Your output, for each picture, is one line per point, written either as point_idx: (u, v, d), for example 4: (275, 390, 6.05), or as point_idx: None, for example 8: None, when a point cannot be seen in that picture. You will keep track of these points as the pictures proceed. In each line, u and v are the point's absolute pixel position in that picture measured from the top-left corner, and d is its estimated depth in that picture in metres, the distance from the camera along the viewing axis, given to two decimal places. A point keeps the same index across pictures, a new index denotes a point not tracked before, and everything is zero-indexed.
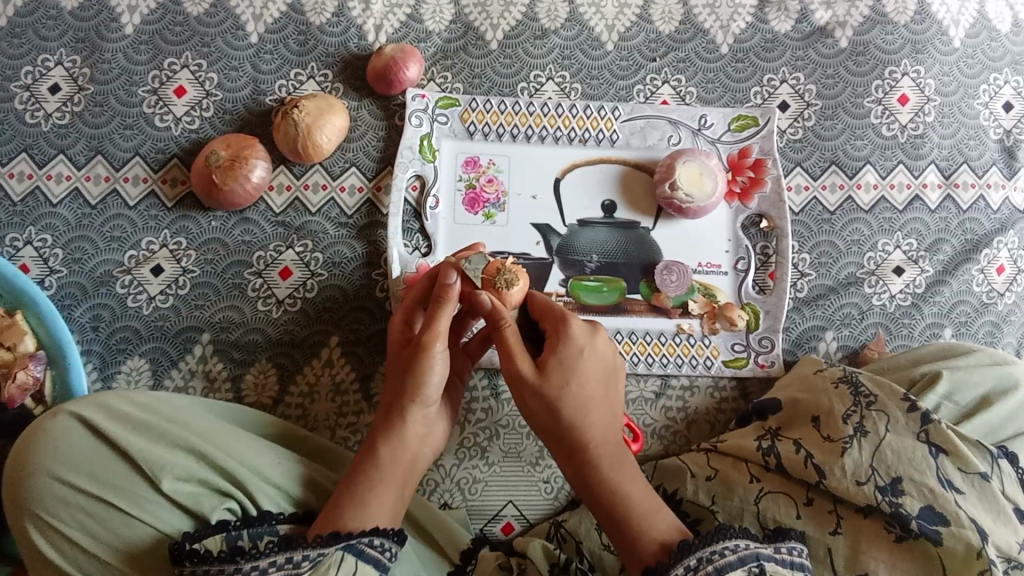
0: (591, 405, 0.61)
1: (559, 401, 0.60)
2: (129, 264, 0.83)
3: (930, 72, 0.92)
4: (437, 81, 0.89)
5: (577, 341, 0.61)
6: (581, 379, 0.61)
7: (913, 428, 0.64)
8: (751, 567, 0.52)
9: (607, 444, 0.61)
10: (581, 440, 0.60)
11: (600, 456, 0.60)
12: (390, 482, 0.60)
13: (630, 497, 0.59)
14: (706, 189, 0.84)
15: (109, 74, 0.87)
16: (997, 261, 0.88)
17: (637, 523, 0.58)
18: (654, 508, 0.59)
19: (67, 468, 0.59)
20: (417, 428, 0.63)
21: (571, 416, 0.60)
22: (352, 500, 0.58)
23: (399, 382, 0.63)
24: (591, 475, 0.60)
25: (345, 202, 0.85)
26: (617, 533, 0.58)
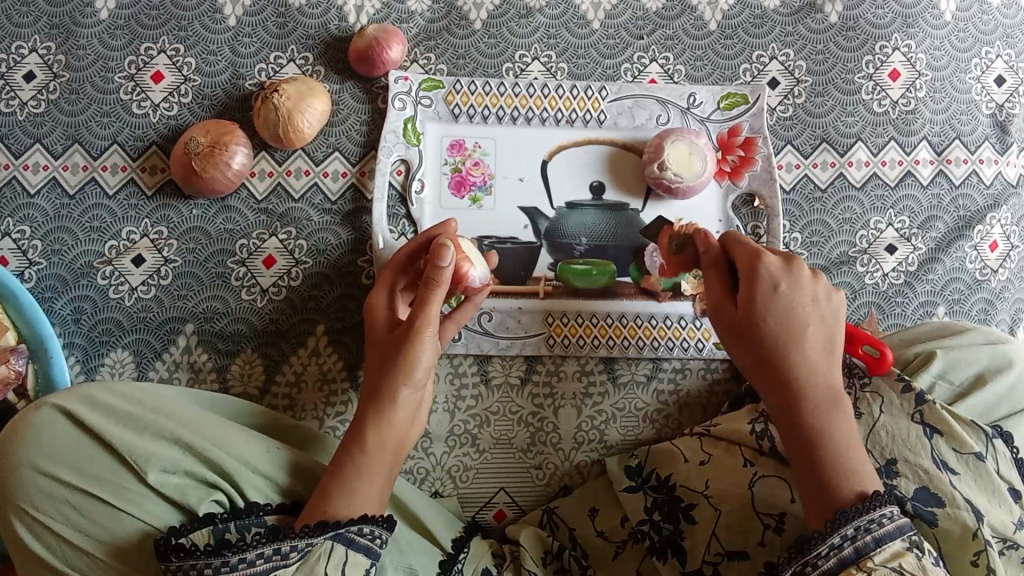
0: (802, 345, 0.59)
1: (761, 339, 0.59)
2: (109, 255, 0.81)
3: (921, 46, 0.90)
4: (420, 63, 0.87)
5: (769, 277, 0.60)
6: (800, 320, 0.59)
7: (908, 409, 0.64)
8: None
9: (812, 386, 0.59)
10: (794, 381, 0.58)
11: (805, 399, 0.58)
12: (377, 468, 0.58)
13: (830, 448, 0.57)
14: (694, 169, 0.83)
15: (84, 61, 0.85)
16: (990, 237, 0.88)
17: (836, 473, 0.56)
18: (855, 459, 0.57)
19: (52, 461, 0.58)
20: (403, 411, 0.61)
21: (798, 354, 0.59)
22: (341, 486, 0.57)
23: (386, 363, 0.61)
24: (795, 417, 0.59)
25: (328, 187, 0.84)
26: (812, 484, 0.57)
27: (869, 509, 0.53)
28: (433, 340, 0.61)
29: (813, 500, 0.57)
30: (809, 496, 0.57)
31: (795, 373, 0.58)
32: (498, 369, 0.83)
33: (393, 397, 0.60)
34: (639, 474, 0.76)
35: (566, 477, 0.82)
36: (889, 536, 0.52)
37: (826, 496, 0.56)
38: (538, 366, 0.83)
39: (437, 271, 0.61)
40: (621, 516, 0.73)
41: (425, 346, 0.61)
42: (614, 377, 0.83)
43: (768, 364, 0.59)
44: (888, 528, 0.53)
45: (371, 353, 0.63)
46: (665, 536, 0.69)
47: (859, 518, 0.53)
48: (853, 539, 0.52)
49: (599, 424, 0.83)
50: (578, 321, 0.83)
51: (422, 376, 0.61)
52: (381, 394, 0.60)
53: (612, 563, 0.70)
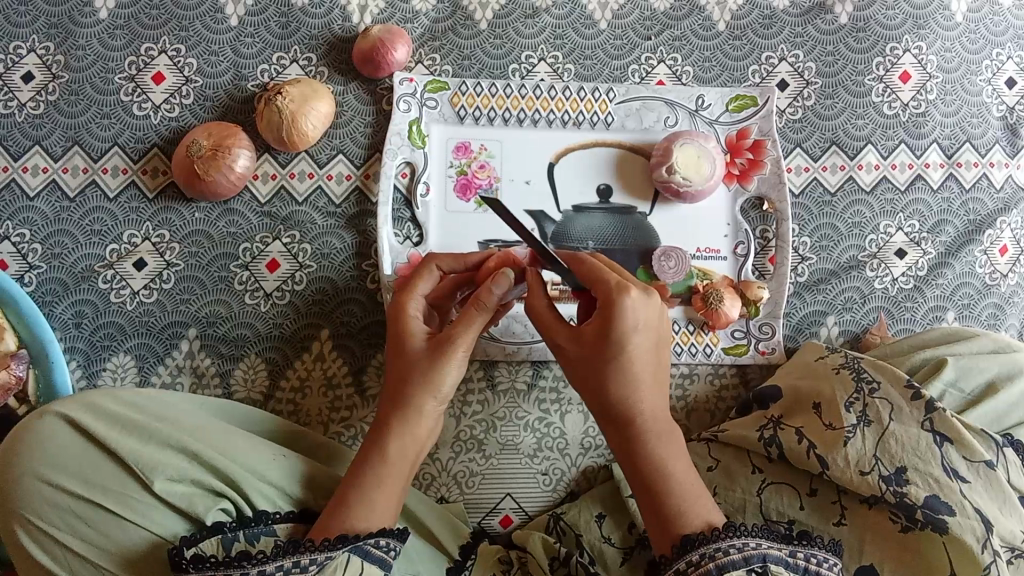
0: (643, 379, 0.57)
1: (607, 377, 0.56)
2: (110, 259, 0.80)
3: (931, 48, 0.90)
4: (425, 64, 0.86)
5: (633, 318, 0.55)
6: (638, 353, 0.56)
7: (917, 417, 0.63)
8: (755, 568, 0.50)
9: (648, 415, 0.57)
10: (627, 414, 0.57)
11: (643, 431, 0.57)
12: (396, 479, 0.58)
13: (671, 474, 0.56)
14: (704, 173, 0.82)
15: (84, 61, 0.84)
16: (1000, 242, 0.87)
17: (676, 501, 0.55)
18: (692, 488, 0.56)
19: (56, 471, 0.57)
20: (423, 425, 0.59)
21: (637, 383, 0.57)
22: (359, 496, 0.56)
23: (406, 379, 0.59)
24: (639, 449, 0.57)
25: (332, 190, 0.83)
26: (651, 513, 0.56)
27: (719, 538, 0.52)
28: (460, 362, 0.60)
29: (655, 531, 0.55)
30: (654, 525, 0.56)
31: (627, 406, 0.57)
32: (504, 374, 0.82)
33: (419, 410, 0.59)
34: None
35: (572, 483, 0.81)
36: (732, 564, 0.50)
37: (665, 524, 0.55)
38: (546, 372, 0.83)
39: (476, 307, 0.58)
40: (629, 522, 0.72)
41: (452, 364, 0.59)
42: None
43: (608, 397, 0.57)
44: (734, 557, 0.51)
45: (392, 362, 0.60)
46: None
47: (705, 546, 0.52)
48: (696, 565, 0.51)
49: None
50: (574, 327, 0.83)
51: (447, 392, 0.60)
52: (403, 408, 0.59)
53: (620, 568, 0.69)
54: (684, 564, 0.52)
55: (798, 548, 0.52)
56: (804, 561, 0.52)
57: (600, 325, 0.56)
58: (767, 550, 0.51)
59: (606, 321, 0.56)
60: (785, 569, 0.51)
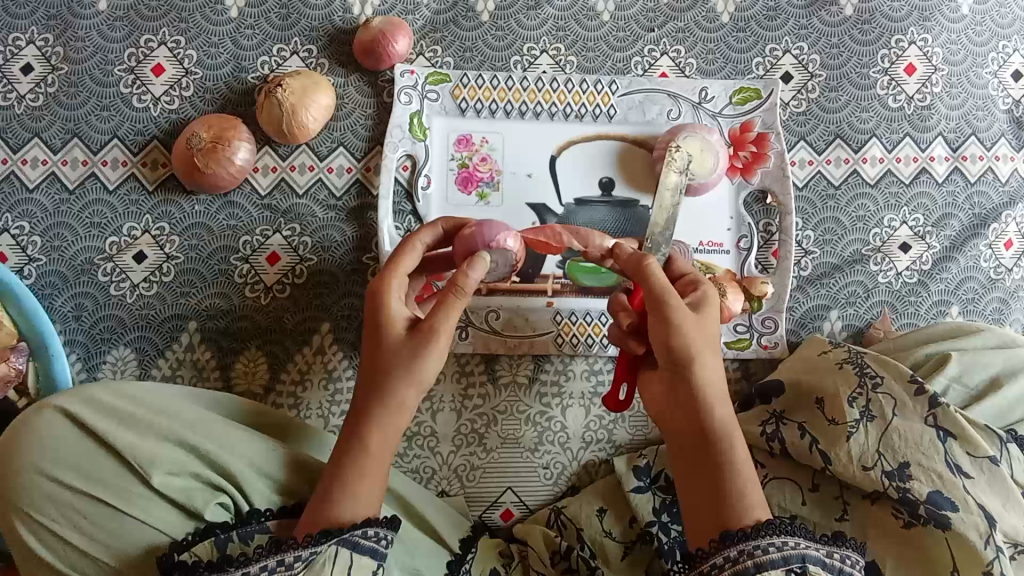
0: (716, 369, 0.57)
1: (702, 352, 0.56)
2: (109, 252, 0.80)
3: (937, 40, 0.89)
4: (427, 55, 0.85)
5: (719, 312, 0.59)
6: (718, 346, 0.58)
7: (922, 412, 0.63)
8: (794, 568, 0.48)
9: (725, 403, 0.57)
10: (711, 393, 0.56)
11: (720, 416, 0.56)
12: (377, 468, 0.56)
13: (735, 464, 0.54)
14: (708, 165, 0.81)
15: (83, 53, 0.83)
16: (1005, 236, 0.86)
17: (740, 489, 0.53)
18: (754, 484, 0.54)
19: (55, 464, 0.57)
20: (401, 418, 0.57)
21: (717, 371, 0.57)
22: (341, 489, 0.54)
23: (390, 360, 0.56)
24: (711, 432, 0.55)
25: (333, 183, 0.82)
26: (707, 503, 0.53)
27: (758, 535, 0.50)
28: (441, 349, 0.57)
29: (713, 515, 0.52)
30: (709, 509, 0.53)
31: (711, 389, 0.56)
32: (505, 368, 0.82)
33: (399, 400, 0.56)
34: (647, 474, 0.73)
35: (573, 477, 0.81)
36: (772, 563, 0.49)
37: (728, 509, 0.52)
38: (547, 366, 0.83)
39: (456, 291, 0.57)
40: (630, 517, 0.72)
41: (433, 353, 0.56)
42: None
43: (700, 375, 0.56)
44: (774, 557, 0.49)
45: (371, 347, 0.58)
46: (675, 538, 0.67)
47: (745, 543, 0.49)
48: (735, 561, 0.49)
49: (608, 424, 0.82)
50: (570, 319, 0.83)
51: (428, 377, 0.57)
52: (381, 397, 0.56)
53: (620, 564, 0.68)
54: (721, 559, 0.49)
55: (834, 549, 0.51)
56: (840, 562, 0.50)
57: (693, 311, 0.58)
58: (806, 549, 0.49)
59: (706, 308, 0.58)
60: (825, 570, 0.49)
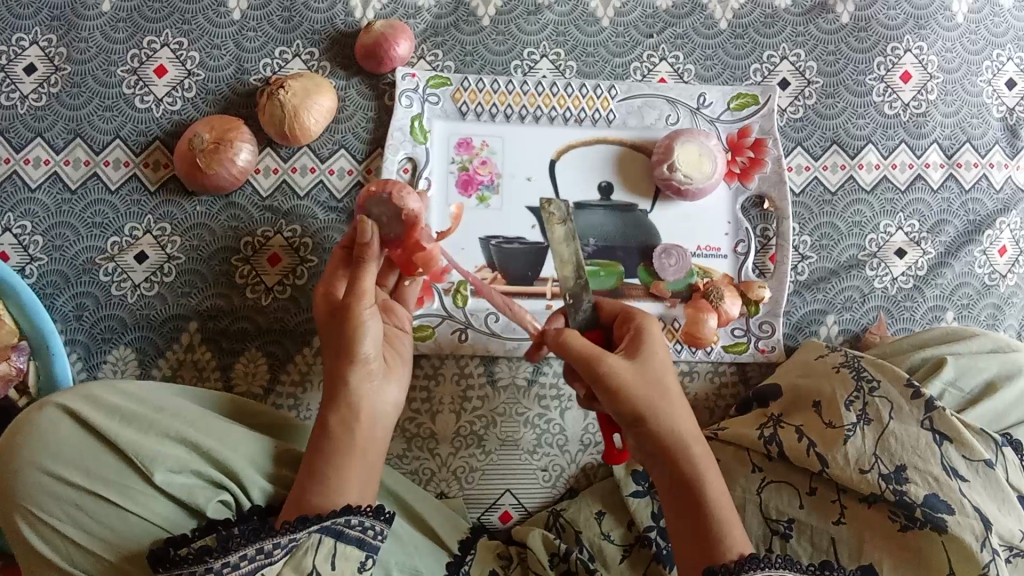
0: (678, 406, 0.57)
1: (658, 398, 0.56)
2: (111, 252, 0.80)
3: (933, 48, 0.90)
4: (428, 59, 0.86)
5: (661, 348, 0.60)
6: (672, 381, 0.58)
7: (917, 415, 0.64)
8: None
9: (696, 442, 0.57)
10: (676, 441, 0.56)
11: (691, 459, 0.56)
12: (347, 453, 0.55)
13: (713, 503, 0.55)
14: (705, 170, 0.82)
15: (86, 54, 0.83)
16: (999, 242, 0.87)
17: (723, 529, 0.54)
18: (735, 522, 0.54)
19: (56, 461, 0.57)
20: (361, 407, 0.57)
21: (676, 411, 0.57)
22: (311, 476, 0.54)
23: (334, 351, 0.58)
24: (683, 479, 0.55)
25: (334, 184, 0.83)
26: (694, 548, 0.54)
27: (742, 570, 0.51)
28: (374, 315, 0.59)
29: (701, 562, 0.53)
30: (697, 556, 0.54)
31: (676, 434, 0.56)
32: (505, 370, 0.82)
33: (344, 380, 0.57)
34: (646, 478, 0.74)
35: (571, 480, 0.81)
36: None
37: (714, 553, 0.53)
38: (545, 368, 0.83)
39: (364, 249, 0.60)
40: (628, 520, 0.73)
41: (361, 323, 0.58)
42: None
43: (661, 426, 0.56)
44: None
45: (324, 338, 0.60)
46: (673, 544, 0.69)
47: None
48: None
49: None
50: None
51: (367, 352, 0.58)
52: (334, 382, 0.58)
53: (620, 566, 0.69)
54: None
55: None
56: None
57: (633, 350, 0.59)
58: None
59: (643, 349, 0.59)
60: None
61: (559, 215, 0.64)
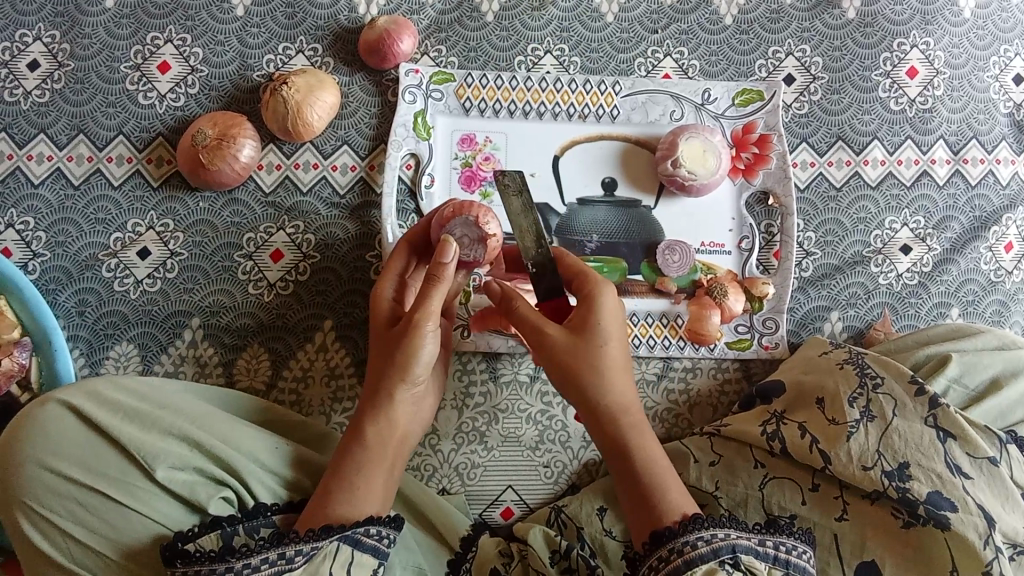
0: (614, 374, 0.59)
1: (591, 368, 0.58)
2: (114, 248, 0.80)
3: (939, 44, 0.89)
4: (431, 55, 0.85)
5: (607, 314, 0.59)
6: (614, 348, 0.59)
7: (921, 412, 0.63)
8: (724, 558, 0.52)
9: (626, 411, 0.59)
10: (610, 409, 0.59)
11: (624, 425, 0.59)
12: (379, 467, 0.57)
13: (652, 468, 0.58)
14: (709, 166, 0.81)
15: (89, 50, 0.83)
16: (1006, 238, 0.86)
17: (661, 493, 0.57)
18: (674, 487, 0.57)
19: (59, 458, 0.57)
20: (394, 421, 0.59)
21: (610, 378, 0.58)
22: (341, 485, 0.56)
23: (384, 362, 0.59)
24: (616, 442, 0.58)
25: (337, 181, 0.83)
26: (632, 507, 0.57)
27: (686, 532, 0.53)
28: (434, 333, 0.59)
29: (637, 521, 0.57)
30: (631, 514, 0.57)
31: (608, 401, 0.58)
32: (507, 367, 0.82)
33: (390, 393, 0.58)
34: None
35: (574, 476, 0.81)
36: (703, 558, 0.52)
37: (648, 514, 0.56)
38: None
39: (439, 267, 0.57)
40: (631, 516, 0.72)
41: (423, 341, 0.58)
42: None
43: (595, 393, 0.58)
44: (703, 550, 0.52)
45: (375, 342, 0.61)
46: None
47: (671, 543, 0.53)
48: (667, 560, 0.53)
49: None
50: None
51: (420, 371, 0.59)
52: (380, 392, 0.59)
53: (621, 564, 0.70)
54: (655, 561, 0.53)
55: (766, 538, 0.55)
56: (773, 549, 0.54)
57: (575, 318, 0.59)
58: (735, 540, 0.53)
59: (586, 317, 0.59)
60: (755, 558, 0.53)
61: (515, 187, 0.64)
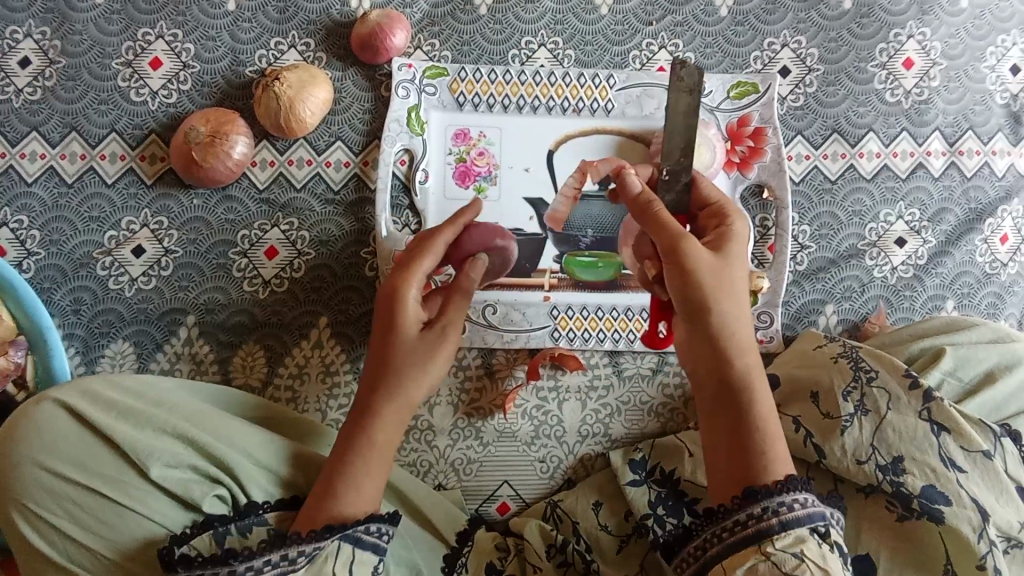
0: (740, 309, 0.57)
1: (725, 294, 0.56)
2: (108, 246, 0.80)
3: (936, 34, 0.88)
4: (425, 49, 0.85)
5: (742, 249, 0.58)
6: (744, 285, 0.58)
7: (916, 406, 0.63)
8: (816, 524, 0.50)
9: (745, 352, 0.56)
10: (731, 341, 0.56)
11: (742, 365, 0.56)
12: (382, 467, 0.57)
13: (759, 416, 0.55)
14: (704, 160, 0.81)
15: (80, 46, 0.83)
16: (1001, 230, 0.87)
17: (770, 443, 0.54)
18: (778, 437, 0.55)
19: (55, 458, 0.57)
20: (397, 419, 0.58)
21: (736, 313, 0.57)
22: (346, 481, 0.55)
23: (396, 361, 0.58)
24: (730, 379, 0.56)
25: (331, 176, 0.83)
26: (733, 454, 0.54)
27: (782, 491, 0.51)
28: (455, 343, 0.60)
29: (736, 467, 0.54)
30: (732, 460, 0.54)
31: (733, 333, 0.56)
32: (502, 362, 0.83)
33: (406, 398, 0.58)
34: (643, 468, 0.75)
35: (570, 471, 0.82)
36: (797, 522, 0.50)
37: (751, 461, 0.53)
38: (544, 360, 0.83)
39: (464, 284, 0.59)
40: (626, 511, 0.73)
41: (444, 354, 0.59)
42: (619, 371, 0.83)
43: (720, 322, 0.56)
44: (798, 515, 0.50)
45: (378, 349, 0.59)
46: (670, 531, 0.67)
47: (769, 499, 0.50)
48: (758, 518, 0.50)
49: (604, 417, 0.83)
50: (557, 312, 0.83)
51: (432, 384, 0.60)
52: (391, 396, 0.58)
53: (616, 558, 0.69)
54: (744, 515, 0.51)
55: (835, 512, 0.53)
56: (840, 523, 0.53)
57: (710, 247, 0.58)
58: (821, 510, 0.51)
59: (723, 248, 0.58)
60: (834, 530, 0.51)
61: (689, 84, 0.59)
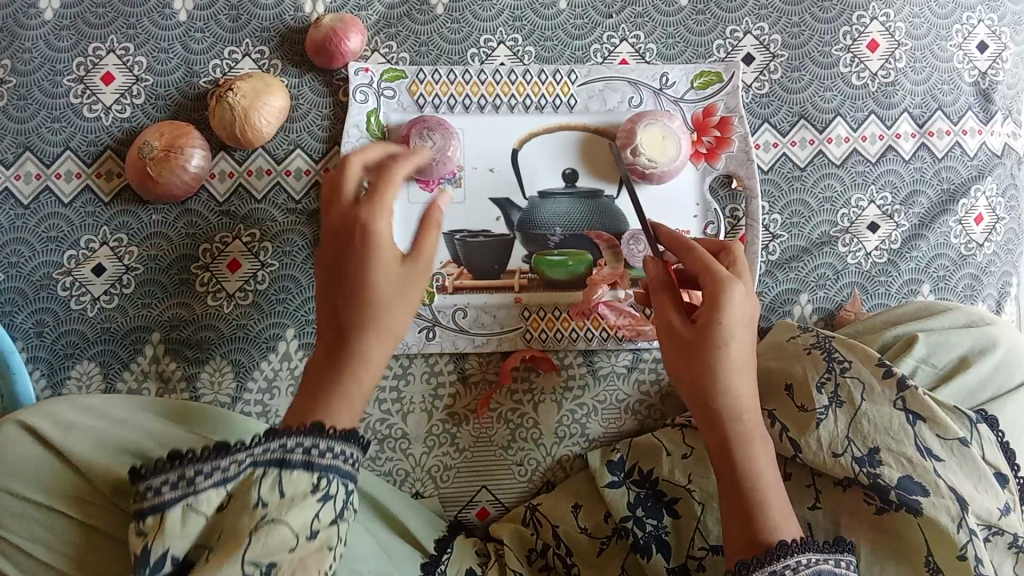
0: (731, 377, 0.57)
1: (710, 369, 0.57)
2: (68, 265, 0.79)
3: (899, 15, 0.87)
4: (382, 52, 0.83)
5: (733, 313, 0.57)
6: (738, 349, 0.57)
7: (890, 396, 0.62)
8: None
9: (738, 420, 0.58)
10: (721, 412, 0.58)
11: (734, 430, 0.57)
12: (355, 381, 0.54)
13: (756, 484, 0.57)
14: (669, 153, 0.80)
15: (31, 64, 0.81)
16: (975, 211, 0.85)
17: (766, 514, 0.56)
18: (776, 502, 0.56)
19: (10, 477, 0.56)
20: (378, 340, 0.55)
21: (729, 381, 0.57)
22: (327, 385, 0.53)
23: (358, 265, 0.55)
24: (729, 450, 0.58)
25: (292, 186, 0.81)
26: (735, 523, 0.56)
27: (771, 560, 0.53)
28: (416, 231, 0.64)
29: (737, 536, 0.56)
30: (732, 528, 0.57)
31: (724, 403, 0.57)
32: (474, 366, 0.81)
33: (379, 312, 0.55)
34: (622, 468, 0.73)
35: (548, 473, 0.80)
36: None
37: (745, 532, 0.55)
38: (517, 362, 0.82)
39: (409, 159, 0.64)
40: (604, 512, 0.72)
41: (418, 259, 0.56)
42: (594, 369, 0.82)
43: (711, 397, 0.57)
44: None
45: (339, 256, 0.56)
46: (649, 531, 0.67)
47: (760, 570, 0.53)
48: None
49: (581, 417, 0.81)
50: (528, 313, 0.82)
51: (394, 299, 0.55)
52: (364, 306, 0.54)
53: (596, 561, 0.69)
54: None
55: (837, 557, 0.54)
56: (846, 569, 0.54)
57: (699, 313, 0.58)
58: (819, 565, 0.53)
59: (711, 314, 0.57)
60: None
61: None
